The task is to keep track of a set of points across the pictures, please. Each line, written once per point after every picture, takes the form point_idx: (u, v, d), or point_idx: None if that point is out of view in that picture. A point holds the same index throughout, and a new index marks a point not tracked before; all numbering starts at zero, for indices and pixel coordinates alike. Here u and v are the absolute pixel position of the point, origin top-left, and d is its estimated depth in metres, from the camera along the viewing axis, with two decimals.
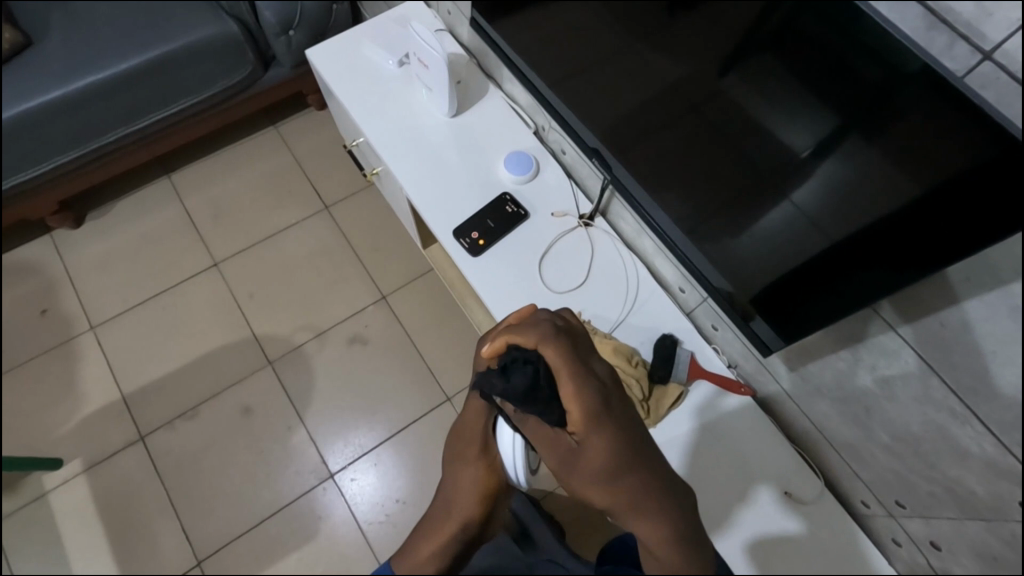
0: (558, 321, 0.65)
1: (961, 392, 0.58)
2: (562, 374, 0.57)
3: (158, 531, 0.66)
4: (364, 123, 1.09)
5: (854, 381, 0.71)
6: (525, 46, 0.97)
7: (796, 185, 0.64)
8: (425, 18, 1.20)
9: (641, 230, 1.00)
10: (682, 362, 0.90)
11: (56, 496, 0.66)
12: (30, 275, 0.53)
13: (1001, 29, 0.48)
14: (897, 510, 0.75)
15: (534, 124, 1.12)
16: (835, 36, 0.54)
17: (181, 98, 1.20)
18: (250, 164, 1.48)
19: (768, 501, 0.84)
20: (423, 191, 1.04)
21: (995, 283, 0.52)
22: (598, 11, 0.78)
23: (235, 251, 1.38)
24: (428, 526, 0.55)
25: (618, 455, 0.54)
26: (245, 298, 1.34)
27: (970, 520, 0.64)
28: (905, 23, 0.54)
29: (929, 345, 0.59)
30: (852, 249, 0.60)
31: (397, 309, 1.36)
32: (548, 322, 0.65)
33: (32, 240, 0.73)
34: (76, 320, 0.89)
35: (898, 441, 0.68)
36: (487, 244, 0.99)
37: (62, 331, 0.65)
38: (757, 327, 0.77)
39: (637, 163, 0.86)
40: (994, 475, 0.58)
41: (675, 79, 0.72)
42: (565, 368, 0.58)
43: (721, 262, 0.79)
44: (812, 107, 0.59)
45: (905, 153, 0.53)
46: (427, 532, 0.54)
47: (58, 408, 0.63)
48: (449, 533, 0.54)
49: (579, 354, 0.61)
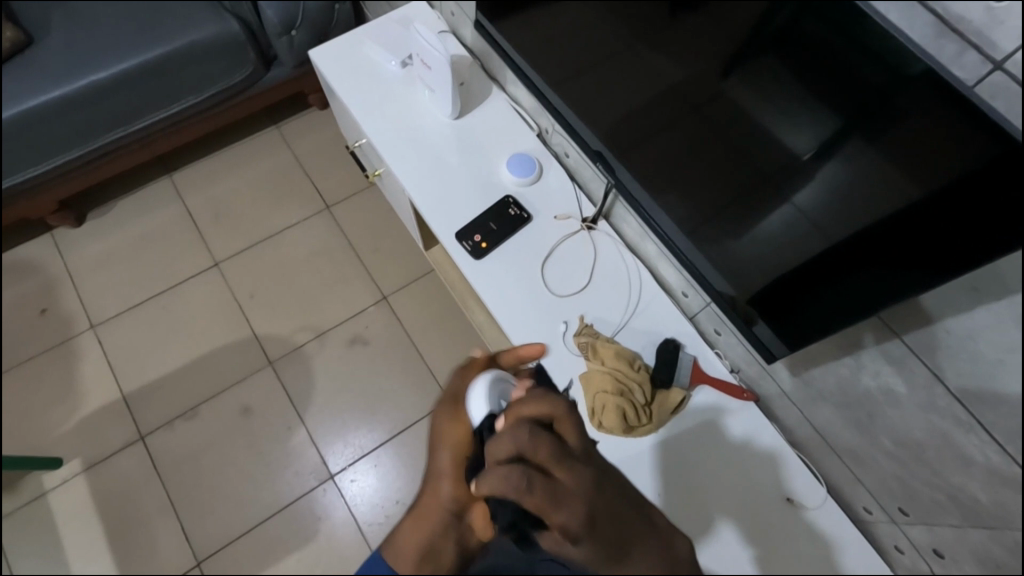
0: (543, 437, 0.44)
1: (966, 400, 0.57)
2: (550, 506, 0.40)
3: (159, 533, 0.66)
4: (366, 124, 1.09)
5: (857, 388, 0.71)
6: (528, 48, 0.97)
7: (798, 186, 0.63)
8: (428, 19, 1.20)
9: (643, 234, 1.00)
10: (684, 367, 0.90)
11: (57, 495, 0.66)
12: (29, 275, 0.52)
13: (1013, 39, 0.48)
14: (900, 518, 0.75)
15: (536, 126, 1.11)
16: (835, 36, 0.54)
17: (180, 99, 1.21)
18: (251, 164, 1.48)
19: (764, 505, 0.85)
20: (425, 192, 1.04)
21: (1000, 291, 0.52)
22: (602, 13, 0.78)
23: (237, 251, 1.38)
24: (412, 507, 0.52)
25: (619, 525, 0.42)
26: (245, 299, 1.35)
27: (973, 528, 0.64)
28: (916, 30, 0.54)
29: (934, 353, 0.59)
30: (854, 252, 0.60)
31: (399, 309, 1.37)
32: (531, 434, 0.44)
33: (34, 240, 0.72)
34: (77, 319, 0.89)
35: (901, 448, 0.68)
36: (490, 247, 0.99)
37: (62, 331, 0.65)
38: (760, 332, 0.77)
39: (641, 166, 0.86)
40: (998, 484, 0.58)
41: (679, 82, 0.72)
42: (548, 506, 0.40)
43: (725, 267, 0.79)
44: (814, 109, 0.59)
45: (908, 157, 0.53)
46: (411, 513, 0.50)
47: (58, 407, 0.62)
48: (430, 513, 0.49)
49: (572, 469, 0.42)
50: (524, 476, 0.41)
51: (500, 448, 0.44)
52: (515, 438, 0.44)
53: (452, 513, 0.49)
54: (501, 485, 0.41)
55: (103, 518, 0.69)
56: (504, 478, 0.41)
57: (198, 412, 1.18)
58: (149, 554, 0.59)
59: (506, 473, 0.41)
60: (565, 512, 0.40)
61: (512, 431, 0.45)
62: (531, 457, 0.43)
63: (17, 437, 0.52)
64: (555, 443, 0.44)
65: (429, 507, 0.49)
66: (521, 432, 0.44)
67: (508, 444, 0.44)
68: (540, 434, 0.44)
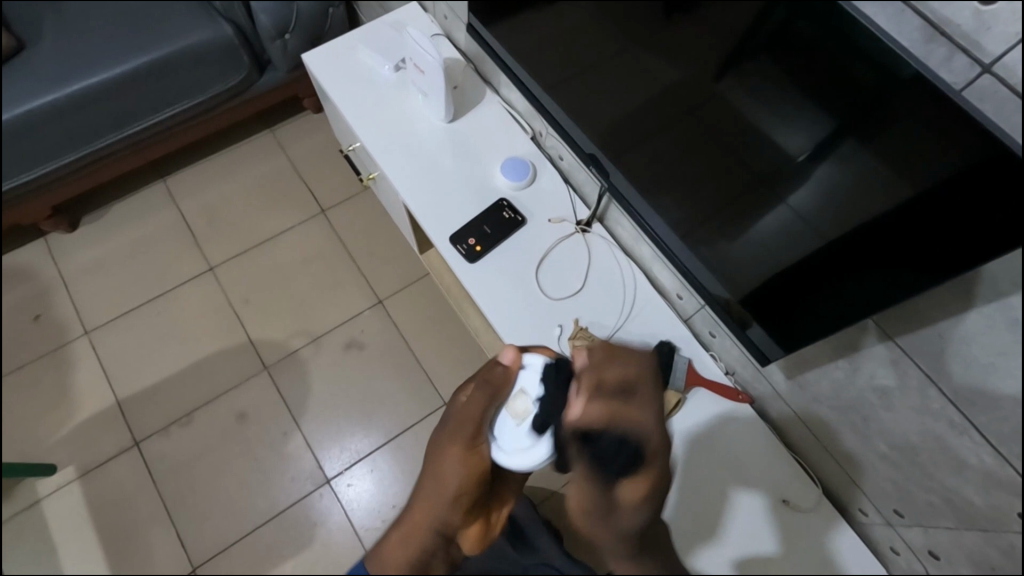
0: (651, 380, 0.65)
1: (959, 404, 0.58)
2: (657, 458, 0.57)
3: (153, 540, 0.65)
4: (360, 129, 1.09)
5: (851, 389, 0.71)
6: (523, 51, 0.97)
7: (794, 190, 0.63)
8: (421, 23, 1.19)
9: (638, 237, 1.00)
10: (679, 370, 0.89)
11: (53, 499, 0.65)
12: (20, 281, 0.52)
13: (999, 44, 0.48)
14: (896, 519, 0.75)
15: (530, 129, 1.12)
16: (829, 39, 0.54)
17: (173, 103, 1.21)
18: (245, 167, 1.48)
19: (757, 504, 0.84)
20: (419, 196, 1.04)
21: (992, 294, 0.52)
22: (597, 17, 0.78)
23: (230, 255, 1.40)
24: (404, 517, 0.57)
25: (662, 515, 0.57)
26: (239, 303, 1.36)
27: (967, 529, 0.64)
28: (905, 35, 0.54)
29: (926, 354, 0.59)
30: (845, 251, 0.60)
31: (393, 313, 1.38)
32: (657, 406, 0.61)
33: (30, 244, 0.71)
34: (72, 324, 0.88)
35: (895, 450, 0.68)
36: (483, 251, 0.99)
37: (56, 337, 0.64)
38: (754, 334, 0.77)
39: (635, 169, 0.86)
40: (993, 485, 0.58)
41: (675, 83, 0.72)
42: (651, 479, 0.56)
43: (719, 269, 0.79)
44: (809, 112, 0.59)
45: (903, 162, 0.53)
46: (400, 528, 0.55)
47: (51, 415, 0.62)
48: (422, 520, 0.55)
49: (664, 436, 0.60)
50: (659, 420, 0.60)
51: (647, 406, 0.60)
52: (652, 401, 0.62)
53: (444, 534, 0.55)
54: (637, 423, 0.58)
55: (97, 524, 0.68)
56: (640, 421, 0.58)
57: None
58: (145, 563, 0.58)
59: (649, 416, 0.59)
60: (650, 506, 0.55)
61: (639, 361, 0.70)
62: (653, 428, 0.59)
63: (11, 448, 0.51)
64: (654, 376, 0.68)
65: (423, 516, 0.55)
66: (655, 403, 0.61)
67: (634, 397, 0.60)
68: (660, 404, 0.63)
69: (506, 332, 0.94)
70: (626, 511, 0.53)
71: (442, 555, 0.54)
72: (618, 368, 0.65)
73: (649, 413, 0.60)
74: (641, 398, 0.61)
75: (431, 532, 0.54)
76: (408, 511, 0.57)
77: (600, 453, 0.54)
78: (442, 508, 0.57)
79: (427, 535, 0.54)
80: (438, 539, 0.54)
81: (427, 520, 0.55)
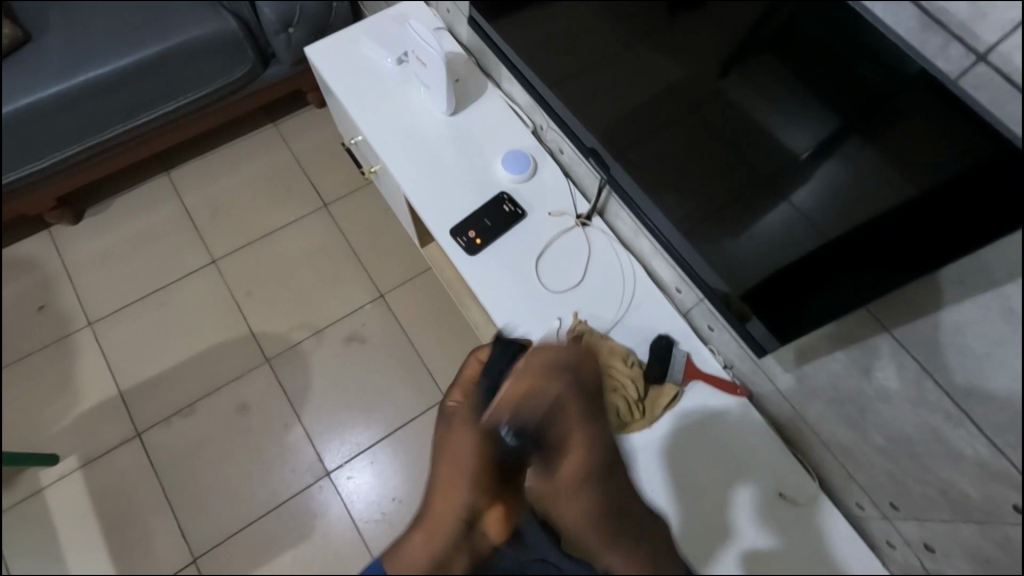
0: (571, 391, 0.65)
1: (956, 396, 0.58)
2: (576, 443, 0.63)
3: (154, 529, 0.65)
4: (363, 122, 1.09)
5: (850, 384, 0.71)
6: (522, 46, 0.97)
7: (795, 187, 0.63)
8: (425, 17, 1.20)
9: (638, 230, 1.00)
10: (677, 363, 0.91)
11: (58, 486, 0.65)
12: (30, 269, 0.52)
13: (996, 32, 0.48)
14: (892, 513, 0.76)
15: (531, 123, 1.12)
16: (832, 35, 0.55)
17: (172, 99, 1.20)
18: (250, 162, 1.49)
19: (757, 504, 0.84)
20: (420, 189, 1.04)
21: (986, 284, 0.52)
22: (598, 11, 0.79)
23: (231, 250, 1.38)
24: (424, 516, 0.55)
25: (593, 516, 0.62)
26: (241, 296, 1.33)
27: (963, 522, 0.65)
28: (901, 25, 0.54)
29: (922, 348, 0.60)
30: (847, 246, 0.60)
31: (396, 309, 1.35)
32: (574, 386, 0.66)
33: (34, 234, 0.71)
34: (77, 316, 0.89)
35: (892, 444, 0.69)
36: (484, 243, 1.00)
37: (63, 326, 0.64)
38: (753, 329, 0.77)
39: (635, 162, 0.85)
40: (988, 477, 0.59)
41: (677, 77, 0.72)
42: (583, 444, 0.63)
43: (717, 263, 0.79)
44: (809, 107, 0.59)
45: (903, 157, 0.53)
46: (423, 527, 0.53)
47: (57, 403, 0.62)
48: (446, 513, 0.54)
49: (584, 429, 0.64)
50: (565, 391, 0.64)
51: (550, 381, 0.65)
52: (553, 395, 0.64)
53: (465, 521, 0.53)
54: (555, 390, 0.64)
55: (99, 513, 0.68)
56: (556, 387, 0.64)
57: (194, 409, 1.17)
58: (146, 549, 0.58)
59: (572, 437, 0.63)
60: (591, 451, 0.64)
61: (555, 383, 0.65)
62: (560, 409, 0.63)
63: (13, 435, 0.51)
64: (584, 402, 0.66)
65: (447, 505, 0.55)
66: (562, 387, 0.65)
67: (556, 387, 0.64)
68: (575, 387, 0.66)
69: (505, 325, 0.95)
70: (566, 499, 0.62)
71: (468, 542, 0.52)
72: (536, 383, 0.65)
73: (554, 388, 0.64)
74: (548, 377, 0.65)
75: (455, 518, 0.53)
76: (431, 506, 0.56)
77: (523, 442, 0.62)
78: (463, 497, 0.55)
79: (452, 523, 0.53)
80: (462, 525, 0.53)
81: (451, 507, 0.55)
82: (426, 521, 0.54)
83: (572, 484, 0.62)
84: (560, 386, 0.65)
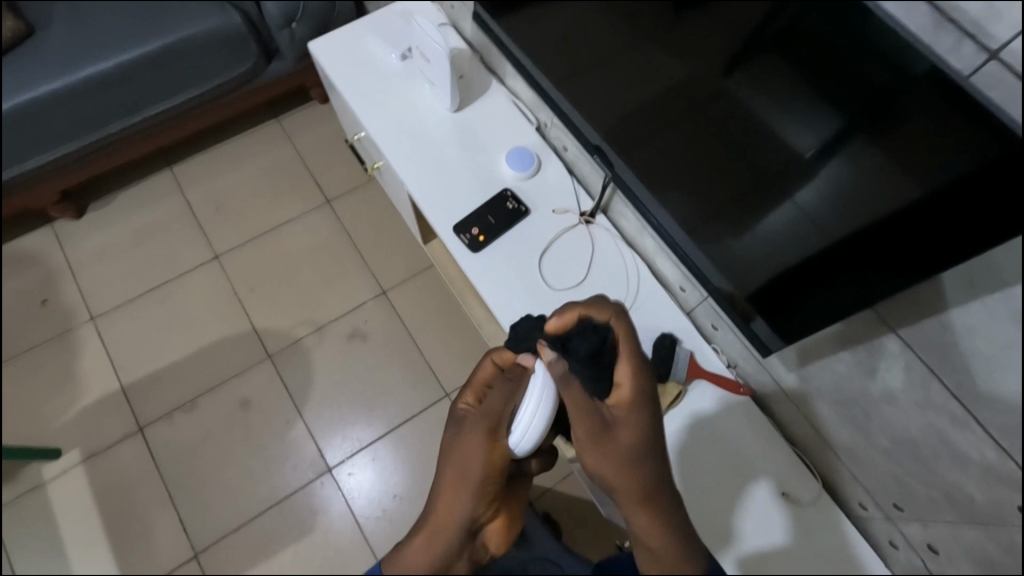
0: (625, 320, 0.68)
1: (962, 398, 0.58)
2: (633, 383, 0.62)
3: (155, 524, 0.65)
4: (367, 118, 1.09)
5: (855, 384, 0.71)
6: (528, 42, 0.96)
7: (799, 186, 0.63)
8: (429, 13, 1.20)
9: (642, 228, 1.00)
10: (681, 362, 0.90)
11: (60, 480, 0.65)
12: (32, 264, 0.51)
13: (1011, 30, 0.48)
14: (896, 514, 0.75)
15: (536, 120, 1.11)
16: (837, 31, 0.54)
17: (172, 94, 1.19)
18: (253, 158, 1.48)
19: (761, 504, 0.84)
20: (424, 186, 1.04)
21: (996, 285, 0.52)
22: (603, 8, 0.78)
23: (236, 244, 1.38)
24: (425, 518, 0.54)
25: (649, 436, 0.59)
26: (244, 291, 1.33)
27: (967, 525, 0.64)
28: (914, 20, 0.53)
29: (928, 349, 0.59)
30: (853, 245, 0.59)
31: (398, 305, 1.35)
32: (623, 319, 0.68)
33: (37, 229, 0.71)
34: (79, 311, 0.88)
35: (896, 445, 0.69)
36: (487, 240, 0.99)
37: (65, 321, 0.63)
38: (757, 328, 0.76)
39: (640, 160, 0.85)
40: (993, 480, 0.58)
41: (682, 74, 0.72)
42: (626, 372, 0.62)
43: (721, 261, 0.78)
44: (814, 105, 0.59)
45: (909, 155, 0.53)
46: (423, 530, 0.52)
47: (59, 398, 0.62)
48: (448, 518, 0.52)
49: (639, 377, 0.62)
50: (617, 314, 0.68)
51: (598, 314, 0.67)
52: (618, 320, 0.67)
53: (465, 532, 0.51)
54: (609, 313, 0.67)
55: (101, 508, 0.68)
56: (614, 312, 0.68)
57: (197, 405, 1.17)
58: (147, 545, 0.58)
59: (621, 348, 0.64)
60: (631, 405, 0.60)
61: (611, 305, 0.69)
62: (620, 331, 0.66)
63: (16, 429, 0.50)
64: (630, 335, 0.67)
65: (448, 509, 0.53)
66: (614, 306, 0.69)
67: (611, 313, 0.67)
68: (624, 314, 0.69)
69: (509, 322, 0.94)
70: (622, 422, 0.60)
71: (465, 553, 0.51)
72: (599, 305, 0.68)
73: (606, 313, 0.67)
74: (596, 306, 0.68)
75: (457, 528, 0.51)
76: (433, 506, 0.55)
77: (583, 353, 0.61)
78: (465, 503, 0.53)
79: (452, 532, 0.51)
80: (463, 535, 0.51)
81: (452, 519, 0.52)
82: (425, 525, 0.52)
83: (626, 412, 0.60)
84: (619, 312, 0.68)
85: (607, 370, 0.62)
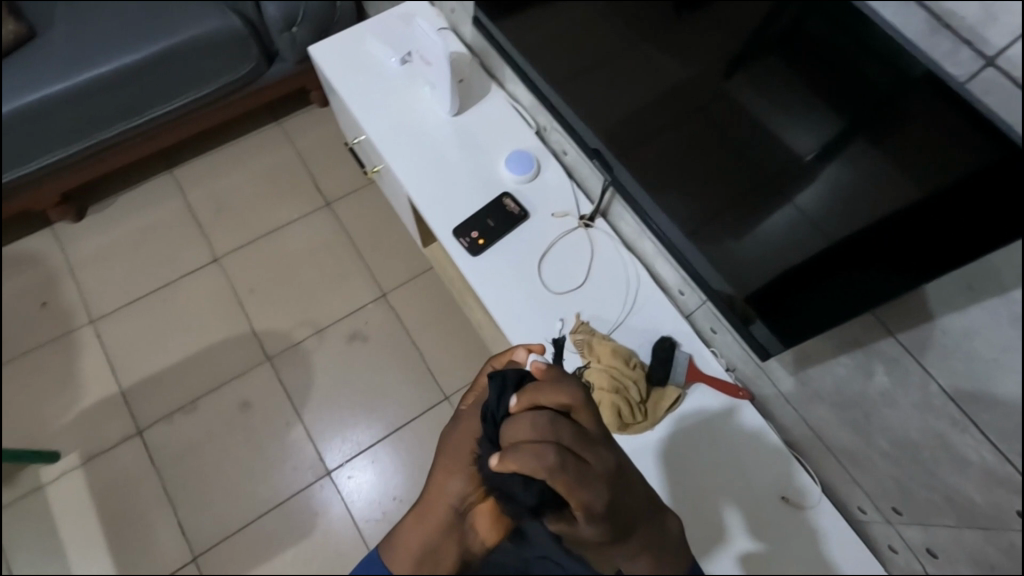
0: (562, 428, 0.48)
1: (961, 400, 0.58)
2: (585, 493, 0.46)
3: (155, 526, 0.65)
4: (367, 121, 1.09)
5: (854, 387, 0.71)
6: (527, 46, 0.97)
7: (799, 189, 0.63)
8: (429, 16, 1.20)
9: (641, 232, 1.00)
10: (680, 365, 0.91)
11: (59, 482, 0.65)
12: (33, 266, 0.51)
13: (1005, 35, 0.48)
14: (895, 517, 0.75)
15: (535, 123, 1.12)
16: (839, 35, 0.54)
17: (174, 96, 1.20)
18: (253, 161, 1.49)
19: (757, 508, 0.84)
20: (424, 189, 1.04)
21: (994, 288, 0.52)
22: (604, 12, 0.78)
23: (236, 246, 1.41)
24: (424, 500, 0.54)
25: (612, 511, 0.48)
26: (244, 293, 1.37)
27: (967, 528, 0.64)
28: (912, 26, 0.54)
29: (927, 352, 0.59)
30: (853, 249, 0.59)
31: (398, 308, 1.37)
32: (552, 421, 0.48)
33: (38, 231, 0.71)
34: (79, 313, 0.89)
35: (897, 448, 0.69)
36: (487, 244, 0.99)
37: (67, 323, 0.64)
38: (756, 331, 0.77)
39: (641, 164, 0.85)
40: (993, 484, 0.58)
41: (682, 78, 0.72)
42: (574, 488, 0.46)
43: (722, 264, 0.78)
44: (814, 109, 0.59)
45: (907, 160, 0.53)
46: (418, 512, 0.53)
47: (59, 400, 0.61)
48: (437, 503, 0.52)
49: (597, 457, 0.48)
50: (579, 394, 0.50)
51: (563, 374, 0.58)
52: (541, 433, 0.47)
53: (456, 512, 0.52)
54: (538, 462, 0.45)
55: (100, 511, 0.68)
56: (552, 428, 0.47)
57: None
58: (147, 548, 0.58)
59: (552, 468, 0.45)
60: (588, 493, 0.46)
61: (540, 418, 0.48)
62: (556, 438, 0.47)
63: (17, 431, 0.50)
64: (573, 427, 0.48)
65: (440, 494, 0.53)
66: (543, 415, 0.48)
67: (566, 393, 0.50)
68: (560, 415, 0.49)
69: (509, 326, 0.94)
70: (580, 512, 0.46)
71: (454, 535, 0.51)
72: (538, 392, 0.50)
73: (540, 431, 0.47)
74: (544, 387, 0.50)
75: (446, 508, 0.52)
76: (429, 487, 0.55)
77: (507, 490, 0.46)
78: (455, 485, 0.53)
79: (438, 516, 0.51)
80: (450, 517, 0.51)
81: (442, 502, 0.53)
82: (417, 507, 0.54)
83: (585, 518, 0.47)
84: (546, 411, 0.48)
85: (547, 509, 0.47)
